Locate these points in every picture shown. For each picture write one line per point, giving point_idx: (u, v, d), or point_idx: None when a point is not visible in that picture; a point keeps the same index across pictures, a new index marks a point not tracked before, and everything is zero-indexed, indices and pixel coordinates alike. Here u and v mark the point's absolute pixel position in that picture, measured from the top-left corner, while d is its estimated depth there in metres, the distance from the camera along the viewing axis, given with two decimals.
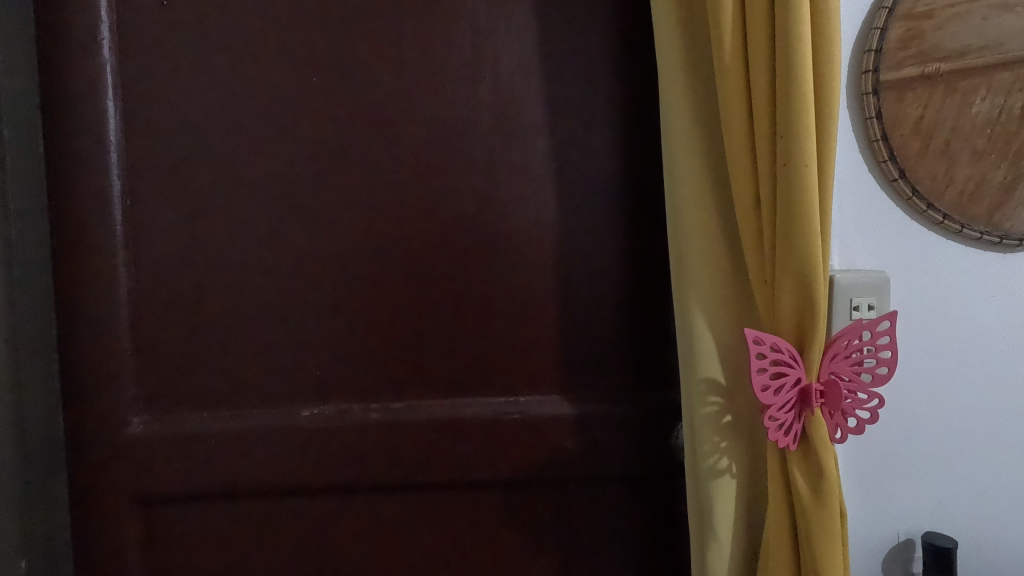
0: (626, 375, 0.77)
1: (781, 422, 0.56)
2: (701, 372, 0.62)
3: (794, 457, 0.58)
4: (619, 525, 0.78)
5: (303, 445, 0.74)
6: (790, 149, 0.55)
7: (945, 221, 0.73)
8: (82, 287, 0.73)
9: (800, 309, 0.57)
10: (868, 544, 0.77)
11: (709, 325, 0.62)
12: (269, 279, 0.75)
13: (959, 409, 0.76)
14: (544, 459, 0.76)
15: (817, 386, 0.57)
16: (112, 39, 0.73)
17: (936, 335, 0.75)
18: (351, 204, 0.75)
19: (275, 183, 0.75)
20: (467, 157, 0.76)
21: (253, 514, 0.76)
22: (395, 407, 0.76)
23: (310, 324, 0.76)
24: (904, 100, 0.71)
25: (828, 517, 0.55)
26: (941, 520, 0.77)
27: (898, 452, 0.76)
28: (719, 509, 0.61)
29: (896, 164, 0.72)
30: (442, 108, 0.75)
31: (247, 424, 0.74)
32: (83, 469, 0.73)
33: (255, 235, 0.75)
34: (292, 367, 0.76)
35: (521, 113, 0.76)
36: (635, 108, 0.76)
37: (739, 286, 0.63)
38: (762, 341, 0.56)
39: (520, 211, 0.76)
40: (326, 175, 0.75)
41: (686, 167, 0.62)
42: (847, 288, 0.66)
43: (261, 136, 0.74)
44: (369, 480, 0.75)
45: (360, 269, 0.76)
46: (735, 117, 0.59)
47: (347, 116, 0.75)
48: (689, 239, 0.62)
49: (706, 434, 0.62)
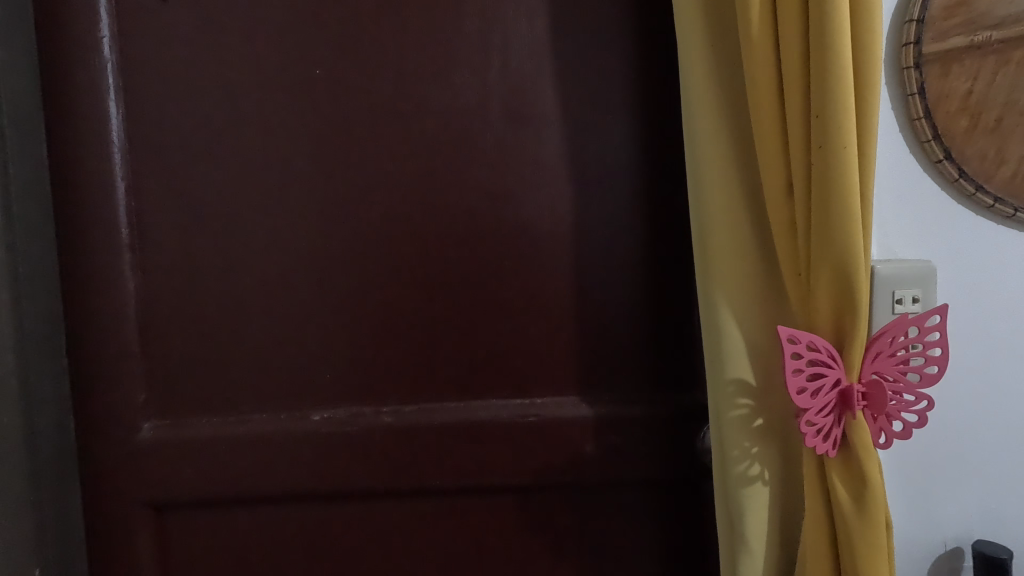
0: (645, 376, 0.73)
1: (819, 426, 0.52)
2: (728, 373, 0.57)
3: (834, 464, 0.53)
4: (643, 531, 0.74)
5: (314, 448, 0.73)
6: (827, 130, 0.50)
7: (996, 204, 0.67)
8: (88, 291, 0.71)
9: (838, 303, 0.53)
10: (912, 553, 0.72)
11: (738, 321, 0.58)
12: (275, 280, 0.73)
13: (1011, 409, 0.71)
14: (564, 462, 0.72)
15: (859, 387, 0.52)
16: (112, 38, 0.71)
17: (986, 327, 0.70)
18: (359, 201, 0.73)
19: (282, 180, 0.73)
20: (479, 149, 0.72)
21: (265, 518, 0.75)
22: (407, 410, 0.73)
23: (319, 325, 0.74)
24: (950, 73, 0.65)
25: (872, 529, 0.51)
26: (992, 527, 0.72)
27: (945, 457, 0.71)
28: (751, 518, 0.57)
29: (941, 143, 0.66)
30: (451, 98, 0.72)
31: (257, 428, 0.72)
32: (95, 474, 0.72)
33: (264, 235, 0.73)
34: (302, 370, 0.74)
35: (534, 101, 0.72)
36: (654, 92, 0.71)
37: (768, 280, 0.59)
38: (798, 339, 0.51)
39: (534, 203, 0.73)
40: (331, 173, 0.73)
41: (711, 152, 0.58)
42: (888, 280, 0.61)
43: (264, 132, 0.72)
44: (381, 484, 0.73)
45: (369, 268, 0.73)
46: (764, 98, 0.54)
47: (354, 109, 0.72)
48: (713, 230, 0.58)
49: (736, 438, 0.58)
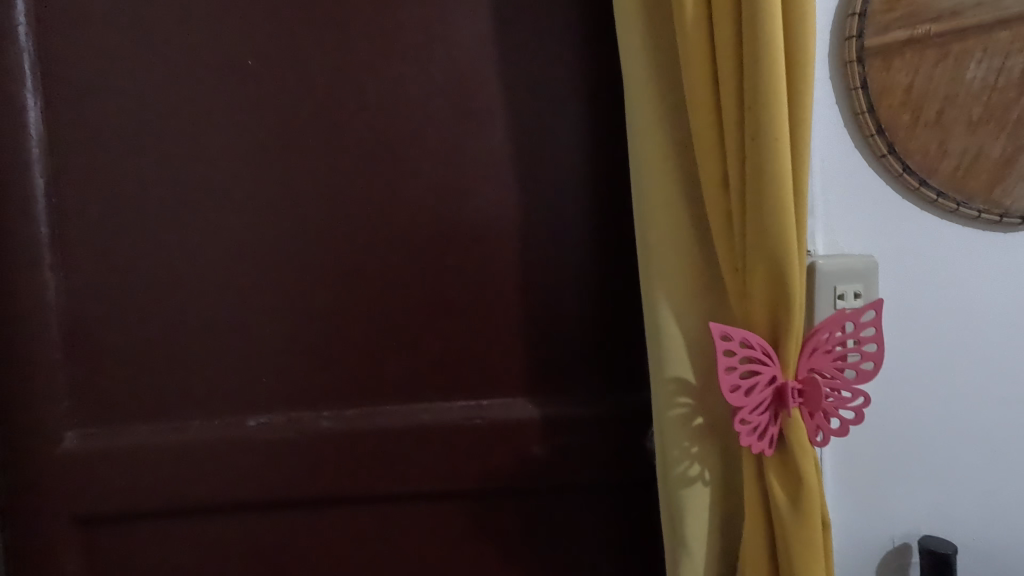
0: (593, 376, 0.71)
1: (754, 425, 0.50)
2: (669, 372, 0.56)
3: (771, 463, 0.52)
4: (592, 534, 0.73)
5: (249, 456, 0.70)
6: (759, 122, 0.49)
7: (940, 199, 0.67)
8: (4, 294, 0.68)
9: (774, 299, 0.51)
10: (861, 551, 0.71)
11: (678, 318, 0.56)
12: (207, 280, 0.70)
13: (957, 404, 0.71)
14: (510, 465, 0.70)
15: (795, 384, 0.51)
16: (28, 26, 0.67)
17: (932, 323, 0.69)
18: (296, 198, 0.70)
19: (214, 176, 0.70)
20: (420, 143, 0.70)
21: (199, 529, 0.72)
22: (349, 415, 0.71)
23: (255, 327, 0.71)
24: (892, 67, 0.65)
25: (808, 530, 0.50)
26: (940, 522, 0.72)
27: (891, 453, 0.71)
28: (691, 521, 0.55)
29: (884, 138, 0.65)
30: (391, 91, 0.70)
31: (189, 435, 0.69)
32: (14, 487, 0.69)
33: (195, 234, 0.70)
34: (237, 375, 0.71)
35: (477, 94, 0.70)
36: (599, 86, 0.70)
37: (709, 276, 0.58)
38: (731, 335, 0.50)
39: (478, 200, 0.71)
40: (265, 169, 0.70)
41: (649, 146, 0.57)
42: (830, 275, 0.60)
43: (194, 126, 0.69)
44: (321, 492, 0.70)
45: (307, 267, 0.71)
46: (700, 90, 0.53)
47: (290, 103, 0.69)
48: (652, 225, 0.57)
49: (676, 439, 0.56)
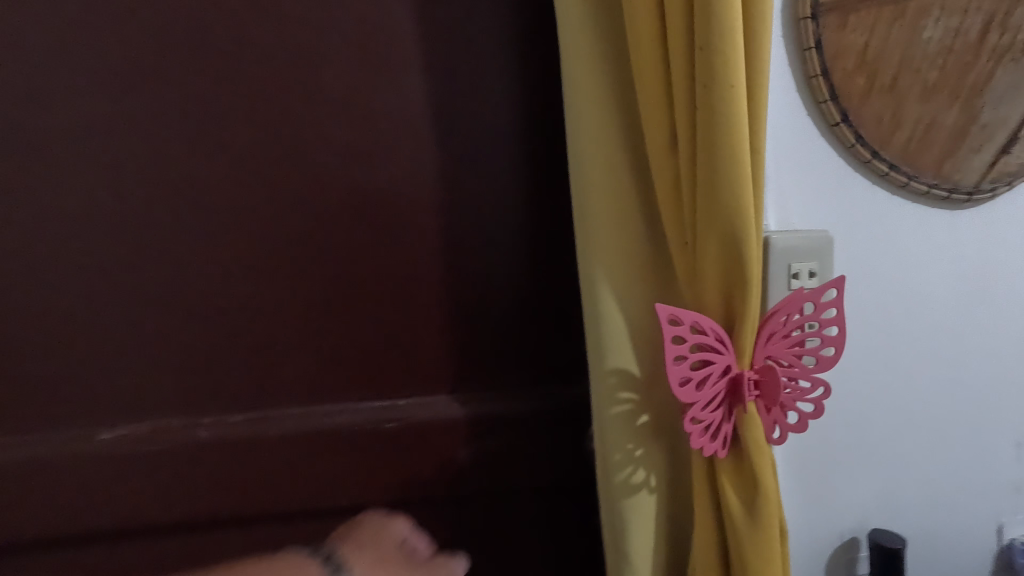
0: (525, 369, 0.63)
1: (706, 424, 0.43)
2: (609, 364, 0.48)
3: (725, 466, 0.45)
4: (527, 545, 0.65)
5: (106, 475, 0.57)
6: (711, 65, 0.41)
7: (891, 172, 0.63)
8: None
9: (728, 276, 0.44)
10: (811, 549, 0.67)
11: (620, 300, 0.49)
12: (48, 265, 0.57)
13: (902, 389, 0.68)
14: (431, 474, 0.61)
15: (750, 375, 0.44)
16: None
17: (879, 306, 0.66)
18: (159, 160, 0.57)
19: (49, 133, 0.55)
20: (317, 92, 0.57)
21: (50, 565, 0.60)
22: (233, 421, 0.60)
23: (111, 321, 0.58)
24: (846, 26, 0.59)
25: (765, 540, 0.44)
26: (886, 512, 0.69)
27: (841, 445, 0.67)
28: (636, 533, 0.48)
29: (837, 105, 0.60)
30: (277, 25, 0.56)
31: (29, 453, 0.57)
32: None
33: (29, 206, 0.56)
34: (92, 377, 0.59)
35: (386, 33, 0.57)
36: (533, 28, 0.59)
37: (654, 252, 0.50)
38: (680, 319, 0.42)
39: (390, 164, 0.59)
40: (118, 124, 0.56)
41: (586, 98, 0.48)
42: (782, 252, 0.54)
43: (16, 66, 0.54)
44: (200, 516, 0.59)
45: (175, 247, 0.58)
46: (643, 30, 0.45)
47: (145, 37, 0.55)
48: (590, 192, 0.48)
49: (618, 441, 0.48)
